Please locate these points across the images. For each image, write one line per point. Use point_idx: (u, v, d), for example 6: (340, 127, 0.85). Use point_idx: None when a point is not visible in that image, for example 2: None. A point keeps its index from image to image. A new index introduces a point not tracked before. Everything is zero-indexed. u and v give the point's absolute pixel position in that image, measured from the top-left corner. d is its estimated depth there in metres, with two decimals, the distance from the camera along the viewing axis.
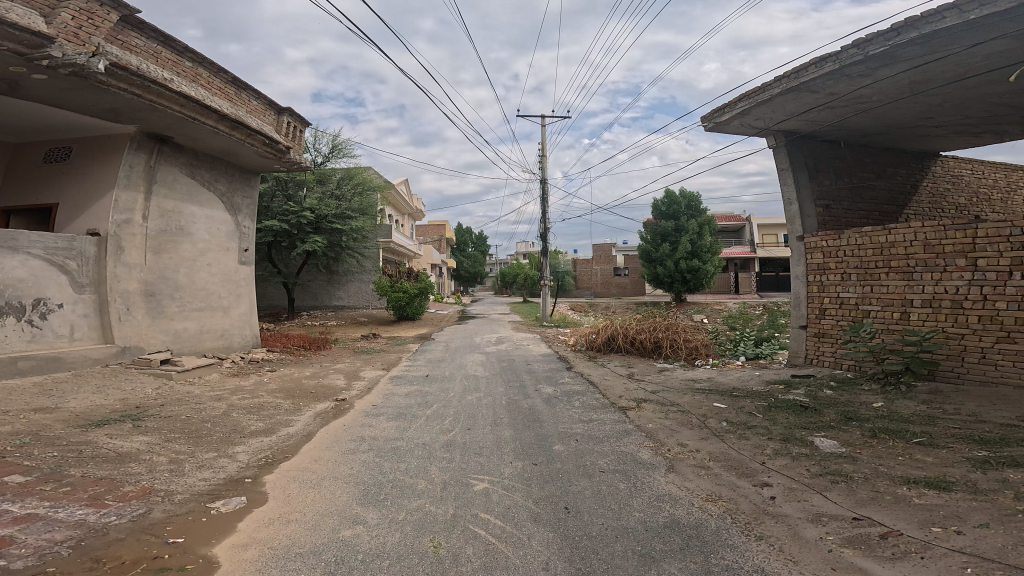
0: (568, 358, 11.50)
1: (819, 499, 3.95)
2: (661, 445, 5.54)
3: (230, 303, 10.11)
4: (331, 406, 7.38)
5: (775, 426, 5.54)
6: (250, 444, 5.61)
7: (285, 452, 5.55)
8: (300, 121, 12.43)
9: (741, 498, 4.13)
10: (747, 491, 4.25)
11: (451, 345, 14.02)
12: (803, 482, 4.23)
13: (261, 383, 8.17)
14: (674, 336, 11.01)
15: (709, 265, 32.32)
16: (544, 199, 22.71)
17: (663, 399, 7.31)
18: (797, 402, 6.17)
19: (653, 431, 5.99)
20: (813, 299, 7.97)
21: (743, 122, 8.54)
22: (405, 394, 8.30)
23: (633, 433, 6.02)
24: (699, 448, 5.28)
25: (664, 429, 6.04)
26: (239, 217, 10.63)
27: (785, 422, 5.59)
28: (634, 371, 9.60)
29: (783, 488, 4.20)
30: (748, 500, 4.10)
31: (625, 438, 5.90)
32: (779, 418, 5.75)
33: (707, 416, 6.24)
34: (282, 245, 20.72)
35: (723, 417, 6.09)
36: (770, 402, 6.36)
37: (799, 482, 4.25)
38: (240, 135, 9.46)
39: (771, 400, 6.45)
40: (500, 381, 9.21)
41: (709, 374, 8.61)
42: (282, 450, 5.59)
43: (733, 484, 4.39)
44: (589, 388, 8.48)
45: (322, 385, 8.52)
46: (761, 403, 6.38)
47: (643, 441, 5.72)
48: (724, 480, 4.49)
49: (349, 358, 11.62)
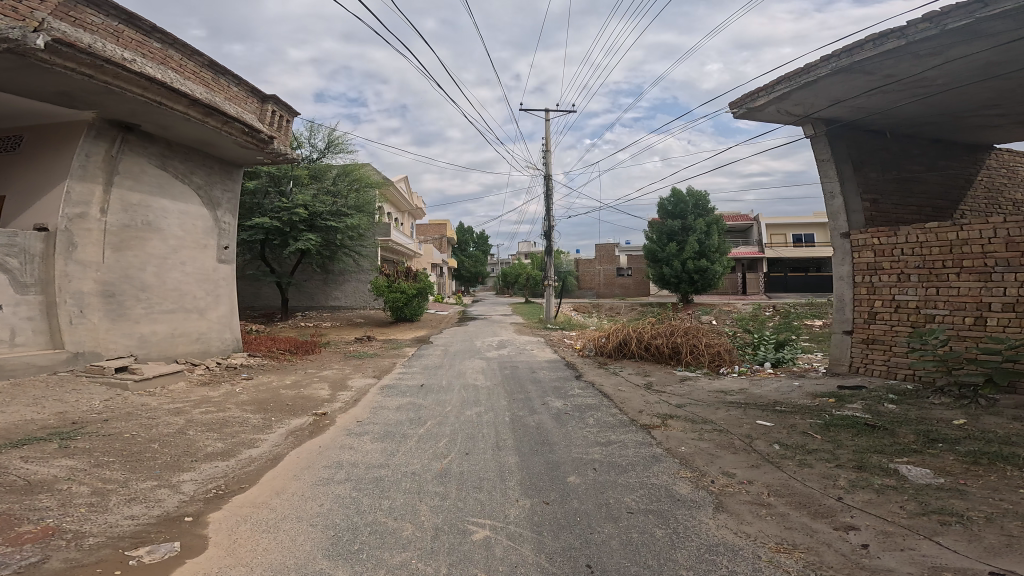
0: (577, 365, 10.53)
1: (933, 547, 2.98)
2: (700, 476, 4.58)
3: (207, 304, 9.21)
4: (308, 422, 6.45)
5: (840, 450, 4.58)
6: (202, 471, 4.68)
7: (244, 481, 4.62)
8: (286, 110, 11.53)
9: (823, 547, 3.17)
10: (828, 537, 3.29)
11: (449, 350, 13.05)
12: (902, 525, 3.27)
13: (232, 394, 7.25)
14: (695, 341, 10.00)
15: (718, 265, 31.25)
16: (548, 197, 21.77)
17: (692, 416, 6.33)
18: (858, 419, 5.20)
19: (688, 458, 5.03)
20: (861, 302, 7.01)
21: (779, 108, 7.63)
22: (395, 407, 7.34)
23: (665, 460, 5.06)
24: (752, 479, 4.32)
25: (701, 454, 5.08)
26: (218, 212, 9.72)
27: (853, 445, 4.63)
28: (652, 381, 8.62)
29: (875, 532, 3.24)
30: (833, 549, 3.14)
31: (654, 466, 4.93)
32: (843, 440, 4.78)
33: (751, 438, 5.28)
34: (274, 243, 19.80)
35: (773, 439, 5.12)
36: (825, 419, 5.38)
37: (895, 523, 3.29)
38: (215, 123, 8.56)
39: (825, 417, 5.47)
40: (503, 392, 8.27)
41: (739, 385, 7.61)
42: (239, 478, 4.67)
43: (808, 527, 3.44)
44: (603, 402, 7.52)
45: (302, 396, 7.59)
46: (815, 421, 5.40)
47: (677, 471, 4.75)
48: (793, 522, 3.53)
49: (338, 363, 10.68)
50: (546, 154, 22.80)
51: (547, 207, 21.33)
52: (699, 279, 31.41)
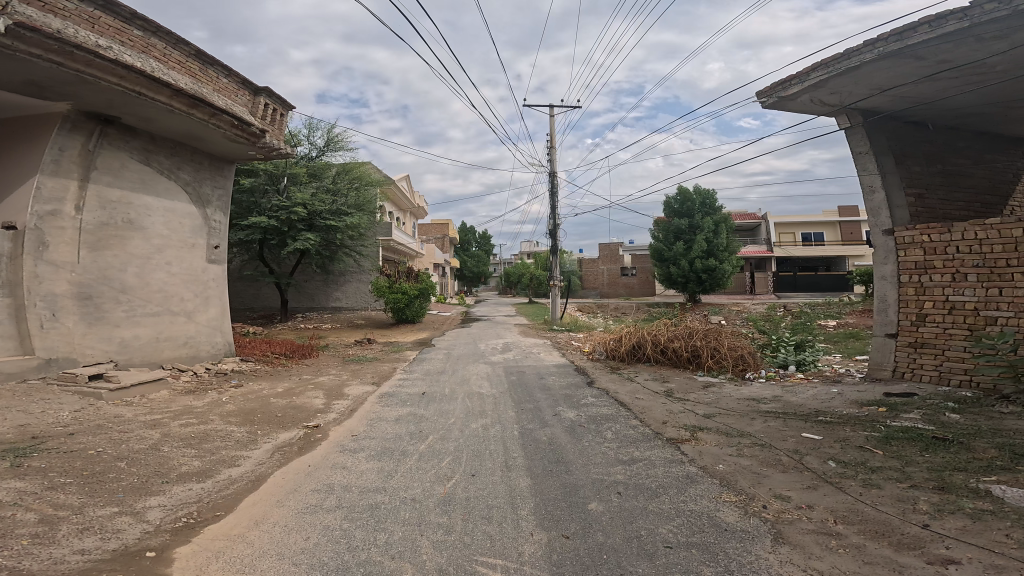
0: (588, 370, 9.91)
1: None
2: (748, 500, 3.99)
3: (195, 307, 8.68)
4: (298, 437, 5.87)
5: (911, 468, 4.03)
6: (172, 496, 4.11)
7: (219, 508, 4.03)
8: (280, 104, 10.99)
9: None
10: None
11: (453, 354, 12.45)
12: (1014, 557, 2.77)
13: (218, 403, 6.69)
14: (715, 344, 9.35)
15: (727, 265, 30.51)
16: (553, 195, 21.18)
17: (725, 429, 5.72)
18: (924, 432, 4.64)
19: (728, 478, 4.43)
20: (907, 303, 6.51)
21: (812, 97, 7.16)
22: (395, 420, 6.75)
23: (703, 480, 4.46)
24: (811, 504, 3.75)
25: (743, 474, 4.47)
26: (207, 210, 9.20)
27: (923, 462, 4.09)
28: (673, 388, 7.99)
29: (982, 567, 2.72)
30: None
31: (689, 489, 4.33)
32: (911, 457, 4.23)
33: (800, 453, 4.69)
34: (272, 242, 19.30)
35: (826, 455, 4.54)
36: (883, 432, 4.83)
37: (1005, 556, 2.78)
38: (202, 115, 8.03)
39: (882, 430, 4.90)
40: (510, 401, 7.68)
41: (771, 393, 6.97)
42: (214, 504, 4.09)
43: (893, 563, 2.89)
44: (622, 412, 6.92)
45: (294, 406, 7.02)
46: (871, 434, 4.83)
47: (719, 494, 4.15)
48: (873, 556, 2.97)
49: (335, 368, 10.13)
50: (551, 151, 22.19)
51: (552, 205, 20.71)
52: (707, 279, 30.72)
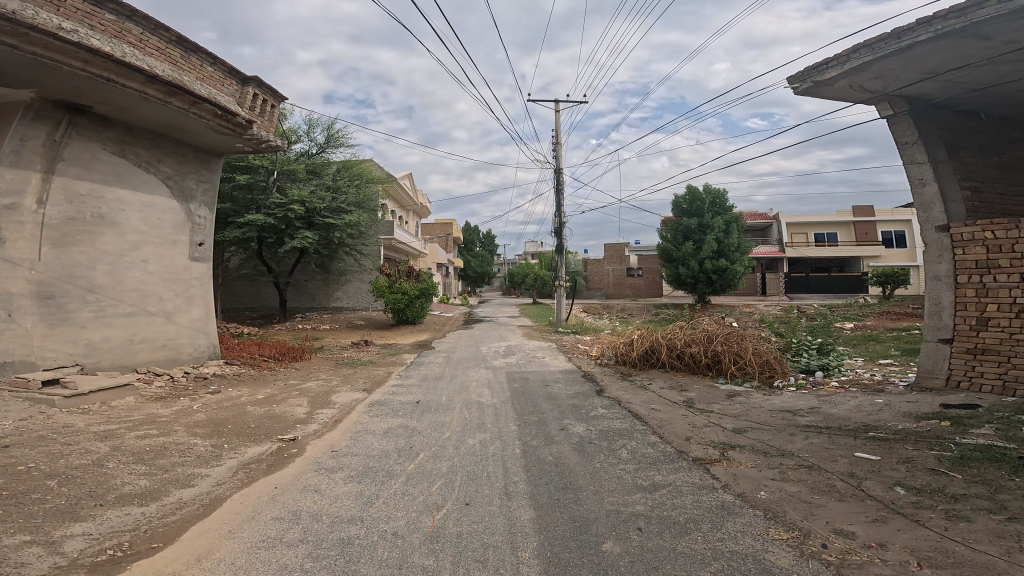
0: (597, 376, 9.18)
1: None
2: (802, 537, 3.31)
3: (176, 307, 8.11)
4: (269, 453, 5.22)
5: (1001, 495, 3.46)
6: (103, 523, 3.50)
7: (156, 539, 3.41)
8: (271, 95, 10.44)
9: None
10: None
11: (452, 357, 11.77)
12: None
13: (188, 412, 6.07)
14: (737, 349, 8.57)
15: (738, 265, 29.52)
16: (559, 192, 20.44)
17: (761, 447, 4.98)
18: (1009, 452, 4.05)
19: (775, 510, 3.71)
20: (966, 305, 6.06)
21: (852, 82, 6.42)
22: (382, 433, 6.09)
23: (743, 513, 3.75)
24: (883, 543, 3.10)
25: (791, 506, 3.75)
26: (191, 205, 8.63)
27: (1014, 486, 3.54)
28: (693, 398, 7.23)
29: None
30: None
31: (727, 523, 3.62)
32: (996, 479, 3.68)
33: (857, 478, 4.04)
34: (269, 240, 18.81)
35: (890, 480, 3.90)
36: (956, 451, 4.23)
37: None
38: (180, 104, 7.47)
39: (950, 448, 4.31)
40: (512, 412, 6.98)
41: (807, 404, 6.23)
42: (152, 534, 3.47)
43: None
44: (638, 426, 6.19)
45: (272, 415, 6.39)
46: (944, 454, 4.22)
47: (765, 530, 3.46)
48: None
49: (325, 372, 9.50)
50: (556, 148, 21.46)
51: (558, 203, 19.98)
52: (717, 281, 29.75)
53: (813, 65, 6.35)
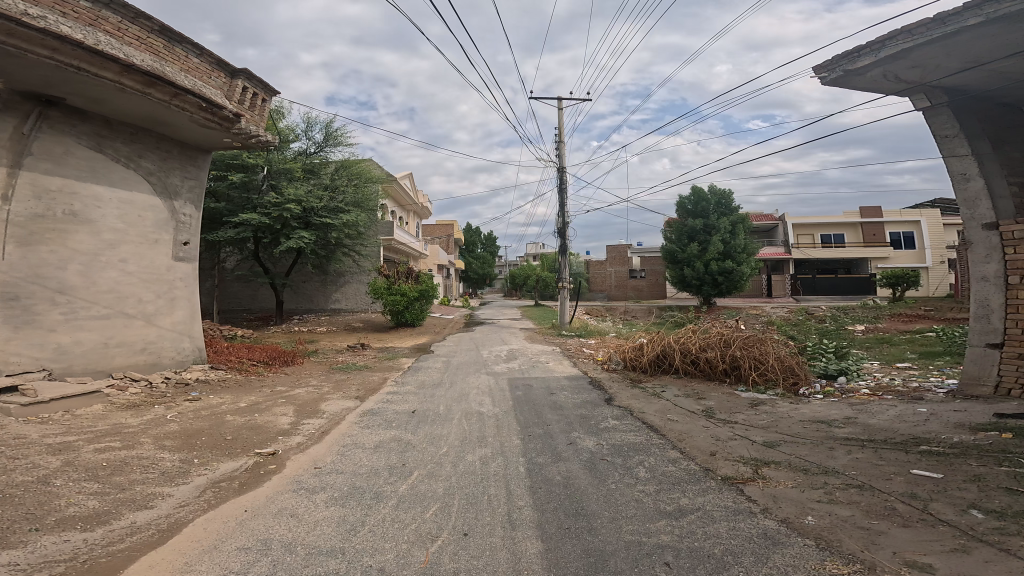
0: (606, 384, 8.61)
1: None
2: (868, 573, 2.77)
3: (158, 310, 7.66)
4: (243, 470, 4.70)
5: None
6: (33, 552, 3.05)
7: (95, 572, 2.94)
8: (262, 88, 10.01)
9: None
10: None
11: (451, 362, 11.22)
12: None
13: (159, 422, 5.57)
14: (757, 354, 8.02)
15: (745, 267, 28.91)
16: (563, 191, 19.90)
17: (800, 464, 4.44)
18: None
19: (830, 540, 3.16)
20: (1017, 308, 5.65)
21: (887, 72, 5.95)
22: (372, 448, 5.56)
23: (791, 543, 3.19)
24: None
25: (846, 534, 3.21)
26: (175, 202, 8.21)
27: None
28: (712, 408, 6.69)
29: None
30: None
31: (773, 556, 3.07)
32: None
33: (921, 500, 3.49)
34: (264, 240, 18.33)
35: (963, 503, 3.36)
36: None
37: None
38: (161, 95, 7.08)
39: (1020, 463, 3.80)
40: (516, 424, 6.44)
41: (842, 414, 5.77)
42: (89, 568, 2.99)
43: None
44: (655, 440, 5.64)
45: (253, 426, 5.88)
46: (1016, 470, 3.69)
47: (819, 564, 2.93)
48: None
49: (317, 378, 8.97)
50: (559, 146, 20.98)
51: (561, 202, 19.45)
52: (723, 283, 29.13)
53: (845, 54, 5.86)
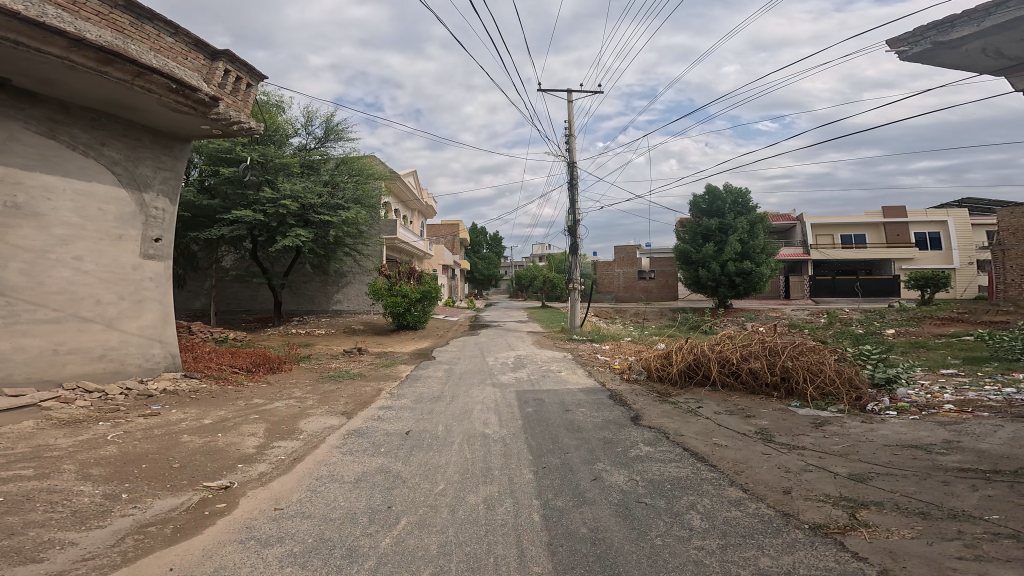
0: (629, 398, 7.54)
1: None
2: None
3: (122, 313, 6.93)
4: (185, 508, 3.76)
5: None
6: None
7: None
8: (247, 72, 9.21)
9: None
10: None
11: (454, 371, 10.18)
12: None
13: (98, 440, 4.73)
14: (811, 365, 6.94)
15: (764, 267, 27.51)
16: (573, 187, 18.84)
17: (912, 505, 3.63)
18: None
19: None
20: None
21: (985, 46, 5.23)
22: (352, 482, 4.56)
23: None
24: None
25: None
26: (146, 195, 7.49)
27: None
28: (768, 429, 5.62)
29: None
30: None
31: None
32: None
33: None
34: (260, 239, 17.53)
35: None
36: None
37: None
38: (121, 75, 6.36)
39: None
40: (526, 450, 5.43)
41: (940, 436, 4.93)
42: None
43: None
44: (702, 473, 4.60)
45: (211, 450, 4.93)
46: None
47: None
48: None
49: (303, 388, 8.05)
50: (570, 140, 19.92)
51: (572, 198, 18.39)
52: (741, 284, 27.75)
53: (940, 25, 5.17)
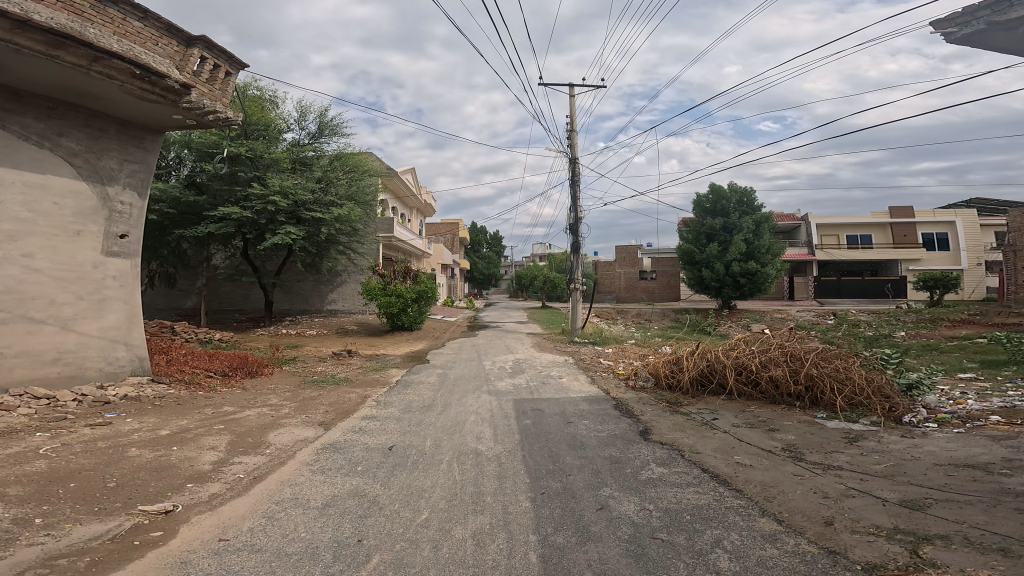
0: (634, 408, 6.94)
1: None
2: None
3: (78, 313, 6.45)
4: (107, 537, 3.25)
5: None
6: None
7: None
8: (226, 60, 8.61)
9: None
10: None
11: (448, 376, 9.55)
12: None
13: (28, 455, 4.22)
14: (839, 373, 6.33)
15: (769, 268, 26.86)
16: (575, 184, 18.23)
17: (987, 541, 3.00)
18: None
19: None
20: None
21: None
22: (317, 509, 3.94)
23: None
24: None
25: None
26: (110, 189, 6.99)
27: None
28: (796, 446, 4.99)
29: None
30: None
31: None
32: None
33: None
34: (249, 237, 16.90)
35: None
36: None
37: None
38: (74, 59, 5.84)
39: None
40: (523, 472, 4.81)
41: (999, 454, 4.32)
42: None
43: None
44: (725, 501, 3.96)
45: (159, 467, 4.38)
46: None
47: None
48: None
49: (281, 395, 7.44)
50: (572, 137, 19.28)
51: (573, 195, 17.75)
52: (746, 284, 27.08)
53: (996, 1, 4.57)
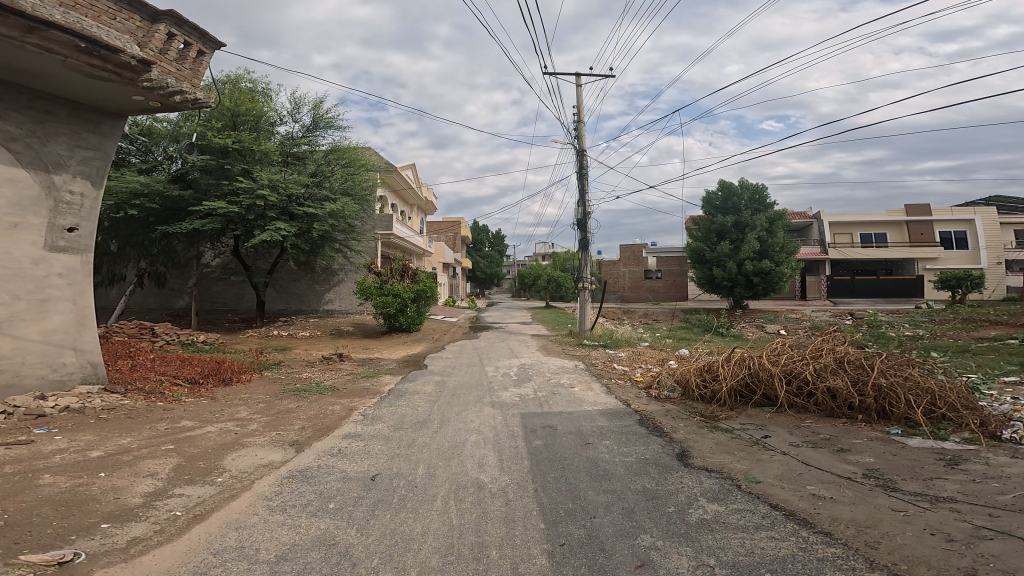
0: (664, 423, 5.94)
1: None
2: None
3: (16, 316, 5.58)
4: None
5: None
6: None
7: None
8: (201, 37, 7.60)
9: None
10: None
11: (447, 385, 8.56)
12: None
13: None
14: (911, 381, 5.39)
15: (783, 266, 25.79)
16: (583, 178, 17.22)
17: None
18: None
19: None
20: None
21: None
22: (266, 565, 2.99)
23: None
24: None
25: None
26: (56, 177, 6.08)
27: None
28: (881, 471, 4.03)
29: None
30: None
31: None
32: None
33: None
34: (237, 232, 15.95)
35: None
36: None
37: None
38: (5, 29, 4.93)
39: None
40: (538, 512, 3.84)
41: None
42: None
43: None
44: (815, 552, 2.96)
45: (73, 500, 3.52)
46: None
47: None
48: None
49: (255, 407, 6.48)
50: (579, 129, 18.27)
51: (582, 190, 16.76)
52: (759, 284, 25.96)
53: None
